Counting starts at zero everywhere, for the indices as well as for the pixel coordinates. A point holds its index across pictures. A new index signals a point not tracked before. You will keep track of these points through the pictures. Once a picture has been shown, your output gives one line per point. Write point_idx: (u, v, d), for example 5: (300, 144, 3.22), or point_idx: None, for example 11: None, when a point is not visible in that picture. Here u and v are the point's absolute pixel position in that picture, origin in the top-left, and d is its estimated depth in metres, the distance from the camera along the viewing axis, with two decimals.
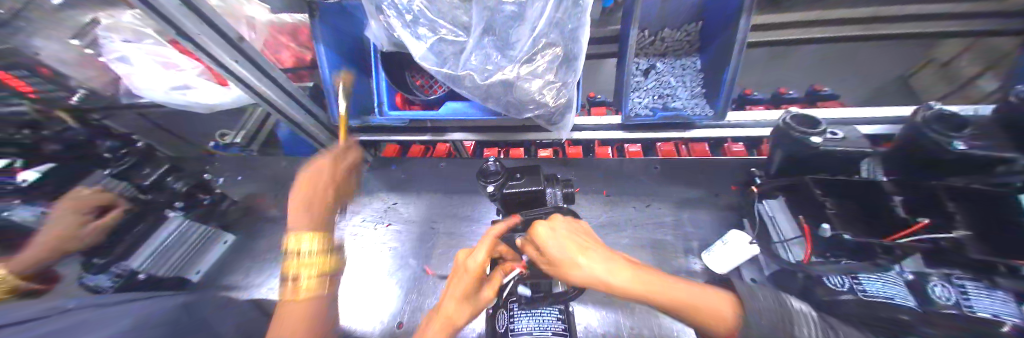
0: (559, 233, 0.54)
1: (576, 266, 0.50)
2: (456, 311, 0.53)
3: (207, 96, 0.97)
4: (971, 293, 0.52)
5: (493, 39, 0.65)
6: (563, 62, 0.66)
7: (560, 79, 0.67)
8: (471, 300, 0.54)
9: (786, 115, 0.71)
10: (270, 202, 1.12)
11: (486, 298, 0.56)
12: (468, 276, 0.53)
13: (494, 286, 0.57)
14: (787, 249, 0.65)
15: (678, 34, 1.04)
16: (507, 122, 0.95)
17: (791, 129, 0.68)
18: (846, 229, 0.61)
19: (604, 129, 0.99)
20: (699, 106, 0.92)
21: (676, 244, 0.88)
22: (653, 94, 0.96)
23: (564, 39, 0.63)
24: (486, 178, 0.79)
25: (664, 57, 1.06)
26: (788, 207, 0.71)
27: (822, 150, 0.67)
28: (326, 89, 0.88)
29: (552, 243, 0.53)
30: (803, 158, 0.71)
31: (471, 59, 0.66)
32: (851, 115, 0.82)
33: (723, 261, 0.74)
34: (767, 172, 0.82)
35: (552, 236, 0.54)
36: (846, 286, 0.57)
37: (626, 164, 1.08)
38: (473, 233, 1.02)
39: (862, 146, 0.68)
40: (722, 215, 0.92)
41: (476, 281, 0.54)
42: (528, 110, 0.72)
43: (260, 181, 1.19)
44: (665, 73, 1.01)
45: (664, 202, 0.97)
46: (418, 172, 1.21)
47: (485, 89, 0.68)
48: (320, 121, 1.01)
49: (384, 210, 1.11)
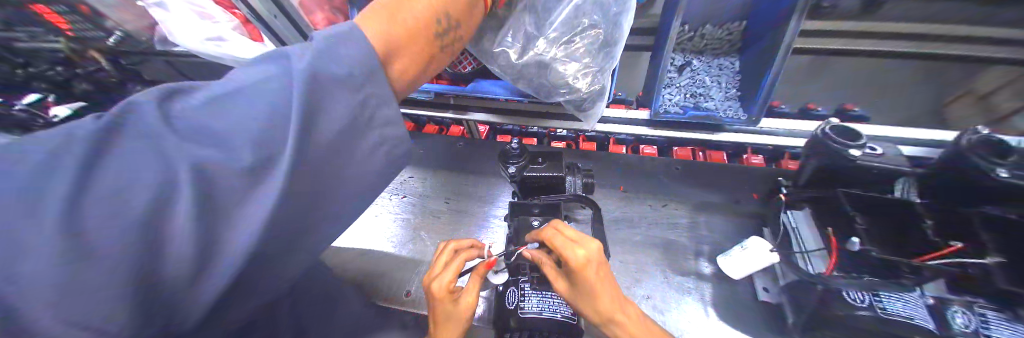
0: (587, 246, 0.54)
1: (609, 306, 0.54)
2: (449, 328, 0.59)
3: (240, 49, 1.00)
4: (992, 324, 0.55)
5: (532, 17, 0.63)
6: (602, 46, 0.65)
7: (598, 65, 0.66)
8: (451, 318, 0.60)
9: (823, 125, 0.69)
10: None
11: (467, 306, 0.60)
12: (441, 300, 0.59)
13: (473, 293, 0.62)
14: (808, 261, 0.64)
15: (719, 32, 1.02)
16: (533, 106, 0.94)
17: (830, 141, 0.66)
18: (879, 248, 0.60)
19: (629, 123, 0.96)
20: (733, 109, 0.90)
21: (688, 246, 0.88)
22: (686, 92, 0.94)
23: (606, 21, 0.62)
24: (508, 160, 0.79)
25: (701, 55, 1.03)
26: (811, 217, 0.70)
27: (857, 164, 0.65)
28: None
29: (573, 252, 0.53)
30: (837, 169, 0.69)
31: (508, 36, 0.64)
32: (890, 133, 0.79)
33: (739, 266, 0.74)
34: (794, 183, 0.81)
35: (576, 251, 0.53)
36: (865, 302, 0.56)
37: (646, 161, 1.07)
38: (484, 213, 1.03)
39: (901, 164, 0.65)
40: (740, 221, 0.91)
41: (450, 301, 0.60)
42: (559, 93, 0.69)
43: None
44: (701, 72, 0.98)
45: (681, 204, 0.96)
46: (435, 148, 1.22)
47: (519, 69, 0.66)
48: None
49: (399, 183, 1.12)
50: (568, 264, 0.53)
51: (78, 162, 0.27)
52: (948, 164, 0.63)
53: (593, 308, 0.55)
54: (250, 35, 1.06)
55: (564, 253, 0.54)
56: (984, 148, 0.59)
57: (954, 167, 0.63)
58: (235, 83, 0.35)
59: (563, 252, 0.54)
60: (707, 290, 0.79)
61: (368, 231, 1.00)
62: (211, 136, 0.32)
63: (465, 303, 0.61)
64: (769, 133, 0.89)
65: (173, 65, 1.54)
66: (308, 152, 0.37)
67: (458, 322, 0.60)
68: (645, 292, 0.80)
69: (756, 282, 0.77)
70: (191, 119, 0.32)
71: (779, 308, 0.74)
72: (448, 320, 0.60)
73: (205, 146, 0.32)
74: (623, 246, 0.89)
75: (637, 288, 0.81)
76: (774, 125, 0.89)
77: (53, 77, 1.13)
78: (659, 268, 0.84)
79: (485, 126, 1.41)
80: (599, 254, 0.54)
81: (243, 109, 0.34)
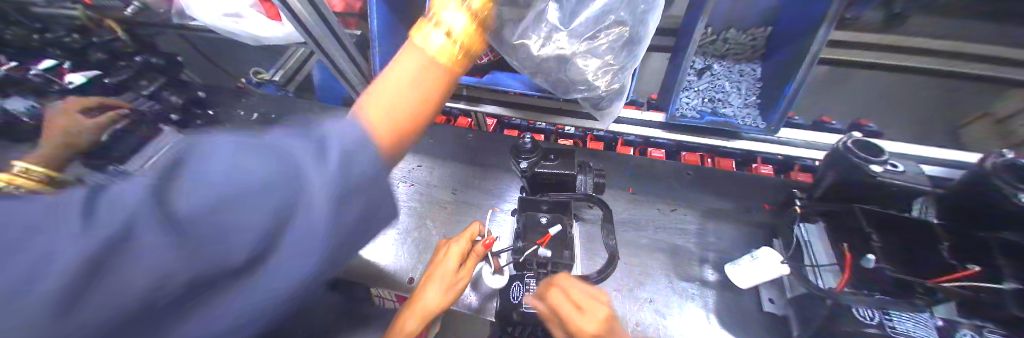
0: (589, 316, 0.52)
1: None
2: (443, 300, 0.60)
3: (257, 27, 0.99)
4: None
5: (556, 8, 0.61)
6: (626, 44, 0.63)
7: (619, 63, 0.64)
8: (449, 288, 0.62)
9: (844, 139, 0.68)
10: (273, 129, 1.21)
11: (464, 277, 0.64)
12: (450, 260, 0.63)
13: (468, 270, 0.65)
14: (819, 275, 0.64)
15: (742, 37, 1.00)
16: (546, 102, 0.93)
17: (851, 155, 0.65)
18: (892, 267, 0.59)
19: (643, 125, 0.95)
20: (750, 117, 0.88)
21: (694, 252, 0.87)
22: (704, 96, 0.92)
23: (633, 19, 0.60)
24: (520, 154, 0.78)
25: (722, 59, 1.01)
26: (825, 231, 0.69)
27: (877, 181, 0.64)
28: (374, 41, 0.89)
29: (585, 323, 0.52)
30: (856, 184, 0.67)
31: (530, 28, 0.63)
32: (912, 152, 0.77)
33: (747, 276, 0.73)
34: (808, 196, 0.80)
35: (589, 320, 0.52)
36: (876, 321, 0.56)
37: (656, 164, 1.06)
38: (490, 206, 1.03)
39: (920, 182, 0.64)
40: (748, 231, 0.90)
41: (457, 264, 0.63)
42: (577, 90, 0.68)
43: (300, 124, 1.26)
44: (721, 77, 0.96)
45: (691, 209, 0.95)
46: (444, 139, 1.22)
47: (538, 62, 0.65)
48: (360, 70, 0.99)
49: (407, 170, 1.12)
50: (573, 331, 0.53)
51: (63, 281, 0.20)
52: (971, 187, 0.62)
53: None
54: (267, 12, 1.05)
55: (574, 321, 0.53)
56: (1010, 173, 0.58)
57: (978, 189, 0.61)
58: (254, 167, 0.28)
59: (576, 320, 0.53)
60: (710, 297, 0.79)
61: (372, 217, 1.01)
62: (226, 216, 0.26)
63: (461, 279, 0.64)
64: (785, 143, 0.88)
65: (188, 39, 1.55)
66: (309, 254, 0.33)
67: (447, 293, 0.61)
68: (648, 295, 0.80)
69: (762, 293, 0.77)
70: (197, 188, 0.26)
71: (783, 320, 0.73)
72: (437, 288, 0.60)
73: (218, 224, 0.25)
74: (628, 248, 0.88)
75: (641, 291, 0.81)
76: (791, 135, 0.87)
77: (70, 45, 1.14)
78: (664, 273, 0.84)
79: (494, 119, 1.40)
80: (611, 320, 0.53)
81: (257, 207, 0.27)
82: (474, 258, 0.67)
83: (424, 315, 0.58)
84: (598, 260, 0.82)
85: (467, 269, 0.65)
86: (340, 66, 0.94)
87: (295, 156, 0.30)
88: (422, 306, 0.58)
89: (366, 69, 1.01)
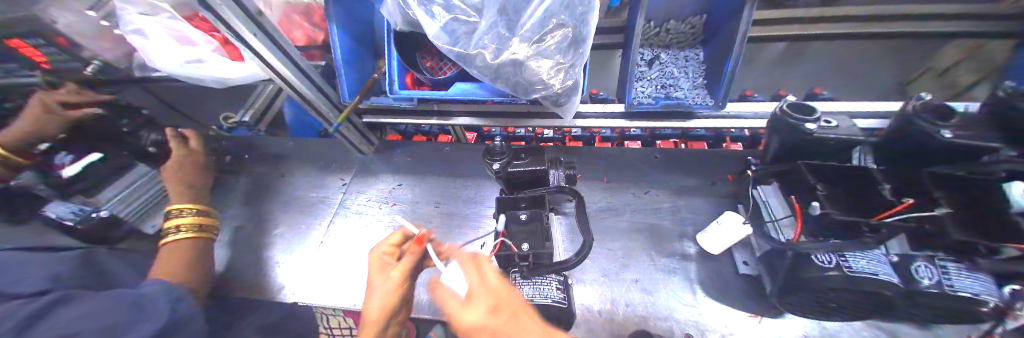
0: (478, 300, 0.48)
1: None
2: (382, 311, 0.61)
3: (220, 69, 1.01)
4: (952, 274, 0.57)
5: (505, 19, 0.67)
6: (572, 43, 0.67)
7: (569, 61, 0.69)
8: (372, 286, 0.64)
9: (780, 105, 0.74)
10: (260, 173, 1.25)
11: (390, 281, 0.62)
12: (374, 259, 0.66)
13: (401, 268, 0.63)
14: (779, 230, 0.69)
15: (682, 26, 1.08)
16: (513, 107, 0.99)
17: (787, 117, 0.71)
18: (838, 210, 0.64)
19: (606, 117, 1.00)
20: (701, 96, 0.95)
21: (673, 229, 0.91)
22: (656, 84, 0.99)
23: (574, 20, 0.64)
24: (492, 157, 0.82)
25: (668, 49, 1.10)
26: (779, 190, 0.76)
27: (815, 137, 0.71)
28: (337, 69, 0.93)
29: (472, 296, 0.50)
30: (799, 144, 0.74)
31: (484, 38, 0.67)
32: (848, 109, 0.84)
33: (718, 241, 0.78)
34: (762, 160, 0.86)
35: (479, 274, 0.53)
36: (833, 263, 0.59)
37: (627, 152, 1.11)
38: (474, 215, 1.05)
39: (854, 133, 0.71)
40: (719, 201, 0.95)
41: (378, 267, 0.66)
42: (535, 90, 0.73)
43: (280, 160, 1.29)
44: (669, 64, 1.05)
45: (662, 189, 1.00)
46: (422, 156, 1.24)
47: (496, 68, 0.70)
48: (330, 99, 1.01)
49: (389, 191, 1.14)
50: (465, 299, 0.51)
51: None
52: (900, 131, 0.69)
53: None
54: None
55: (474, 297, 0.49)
56: (927, 113, 0.64)
57: (904, 132, 0.68)
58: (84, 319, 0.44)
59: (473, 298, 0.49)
60: (691, 268, 0.83)
61: (357, 243, 1.01)
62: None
63: (390, 281, 0.62)
64: (737, 116, 0.94)
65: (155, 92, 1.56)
66: None
67: (389, 297, 0.61)
68: (634, 276, 0.83)
69: (736, 257, 0.82)
70: (55, 322, 0.41)
71: (759, 279, 0.78)
72: (375, 296, 0.62)
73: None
74: (610, 233, 0.92)
75: (626, 273, 0.84)
76: (740, 108, 0.94)
77: None
78: (646, 252, 0.88)
79: (472, 133, 1.44)
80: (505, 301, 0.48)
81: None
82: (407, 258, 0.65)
83: (375, 322, 0.60)
84: (576, 248, 0.85)
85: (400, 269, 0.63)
86: (307, 97, 0.94)
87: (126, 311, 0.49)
88: (371, 315, 0.60)
89: (335, 98, 1.03)
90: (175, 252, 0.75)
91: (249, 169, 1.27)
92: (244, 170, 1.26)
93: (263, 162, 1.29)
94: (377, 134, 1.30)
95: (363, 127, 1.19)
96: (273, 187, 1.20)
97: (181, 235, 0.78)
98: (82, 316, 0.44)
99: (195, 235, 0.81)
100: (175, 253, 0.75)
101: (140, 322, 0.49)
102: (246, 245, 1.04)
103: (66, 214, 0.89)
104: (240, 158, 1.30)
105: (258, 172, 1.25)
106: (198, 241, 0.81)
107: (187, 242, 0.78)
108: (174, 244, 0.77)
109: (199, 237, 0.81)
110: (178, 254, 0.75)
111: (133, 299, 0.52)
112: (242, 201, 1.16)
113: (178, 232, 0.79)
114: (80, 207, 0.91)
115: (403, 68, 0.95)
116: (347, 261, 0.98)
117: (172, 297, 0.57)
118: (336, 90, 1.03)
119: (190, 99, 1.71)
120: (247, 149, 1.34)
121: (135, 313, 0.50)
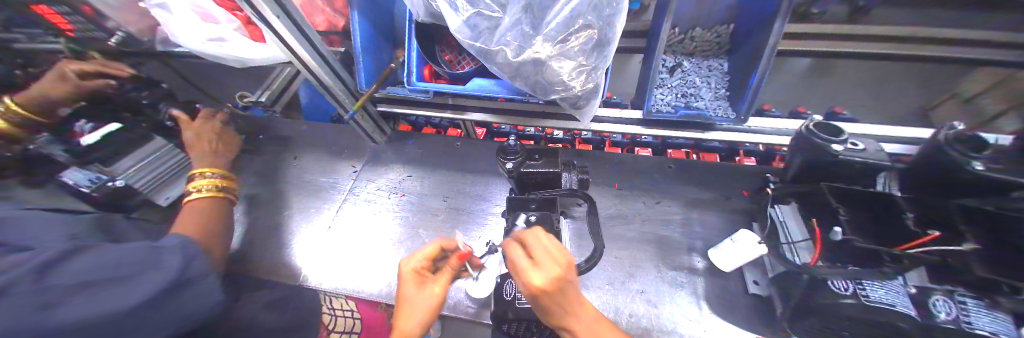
0: (543, 270, 0.54)
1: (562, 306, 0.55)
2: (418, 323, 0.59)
3: (241, 49, 1.02)
4: (972, 311, 0.53)
5: (530, 17, 0.66)
6: (596, 45, 0.66)
7: (592, 63, 0.68)
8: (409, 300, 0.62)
9: (807, 123, 0.72)
10: (274, 154, 1.27)
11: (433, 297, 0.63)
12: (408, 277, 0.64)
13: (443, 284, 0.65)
14: (795, 252, 0.67)
15: (708, 35, 1.07)
16: (528, 107, 0.98)
17: (814, 137, 0.69)
18: (859, 237, 0.62)
19: (622, 123, 0.98)
20: (722, 108, 0.93)
21: (681, 242, 0.90)
22: (677, 92, 0.98)
23: (601, 22, 0.63)
24: (505, 156, 0.81)
25: (692, 57, 1.07)
26: (797, 211, 0.74)
27: (841, 159, 0.68)
28: (356, 56, 0.93)
29: (534, 274, 0.54)
30: (823, 165, 0.71)
31: (507, 35, 0.66)
32: (875, 132, 0.81)
33: (729, 258, 0.77)
34: (782, 178, 0.84)
35: (541, 242, 0.58)
36: (850, 290, 0.56)
37: (639, 160, 1.10)
38: (482, 211, 1.05)
39: (883, 158, 0.68)
40: (731, 217, 0.93)
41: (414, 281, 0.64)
42: (554, 91, 0.71)
43: (294, 143, 1.30)
44: (691, 73, 1.02)
45: (674, 201, 0.99)
46: (432, 149, 1.24)
47: (516, 66, 0.69)
48: (347, 86, 1.01)
49: (398, 182, 1.14)
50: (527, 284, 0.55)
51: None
52: (931, 160, 0.66)
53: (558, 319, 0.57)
54: (250, 35, 1.08)
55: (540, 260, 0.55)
56: (960, 142, 0.62)
57: (934, 160, 0.65)
58: (100, 269, 0.43)
59: (539, 262, 0.55)
60: (697, 283, 0.82)
61: (365, 231, 1.02)
62: (83, 290, 0.41)
63: (431, 296, 0.63)
64: (757, 131, 0.91)
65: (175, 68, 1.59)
66: (149, 308, 0.46)
67: (428, 311, 0.61)
68: (639, 287, 0.82)
69: (746, 276, 0.80)
70: (69, 271, 0.41)
71: (769, 300, 0.76)
72: (414, 311, 0.60)
73: (74, 296, 0.40)
74: (616, 241, 0.91)
75: (631, 283, 0.83)
76: (761, 124, 0.91)
77: None
78: (654, 263, 0.86)
79: (483, 129, 1.43)
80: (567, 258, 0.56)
81: (88, 297, 0.40)
82: (446, 273, 0.67)
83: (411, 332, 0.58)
84: (581, 254, 0.85)
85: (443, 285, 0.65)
86: (325, 83, 0.94)
87: (141, 262, 0.48)
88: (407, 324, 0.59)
89: (352, 85, 1.03)
90: (194, 209, 0.77)
91: (263, 150, 1.28)
92: (258, 150, 1.28)
93: (277, 144, 1.30)
94: (390, 124, 1.30)
95: (376, 115, 1.19)
96: (286, 169, 1.22)
97: (202, 193, 0.80)
98: (93, 265, 0.43)
99: (215, 194, 0.82)
100: (195, 210, 0.76)
101: (153, 274, 0.48)
102: (258, 224, 1.06)
103: (84, 181, 0.89)
104: (255, 138, 1.32)
105: (272, 154, 1.27)
106: (219, 201, 0.82)
107: (206, 200, 0.80)
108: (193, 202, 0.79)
109: (217, 197, 0.82)
110: (197, 210, 0.77)
111: (149, 249, 0.50)
112: (255, 181, 1.18)
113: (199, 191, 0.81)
114: (97, 176, 0.93)
115: (421, 60, 0.95)
116: (354, 248, 0.98)
117: (190, 254, 0.55)
118: (353, 77, 1.03)
119: (207, 77, 1.73)
120: (261, 129, 1.35)
121: (150, 266, 0.48)
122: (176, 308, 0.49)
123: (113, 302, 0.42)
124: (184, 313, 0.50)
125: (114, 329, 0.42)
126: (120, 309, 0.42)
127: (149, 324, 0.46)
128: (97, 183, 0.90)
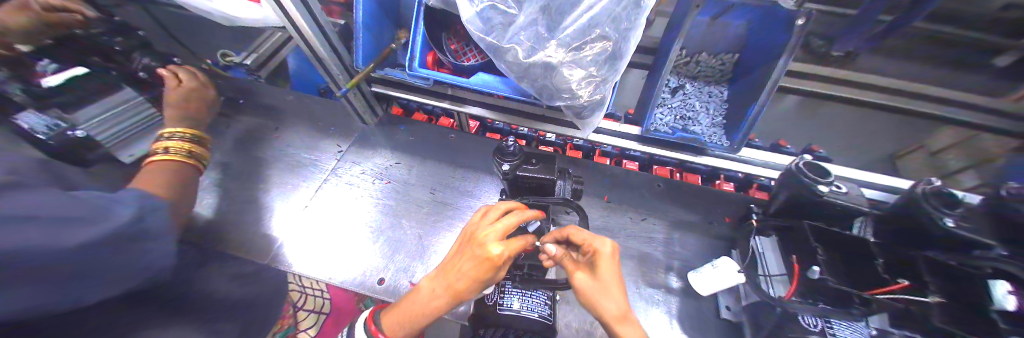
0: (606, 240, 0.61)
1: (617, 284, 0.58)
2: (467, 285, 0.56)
3: (230, 6, 0.94)
4: None
5: (546, 20, 0.65)
6: (609, 58, 0.65)
7: (602, 75, 0.66)
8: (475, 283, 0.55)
9: (798, 161, 0.74)
10: (254, 122, 1.19)
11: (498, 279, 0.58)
12: (485, 263, 0.53)
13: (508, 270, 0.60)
14: (771, 284, 0.69)
15: (712, 61, 1.10)
16: (529, 109, 0.95)
17: (801, 174, 0.71)
18: (835, 275, 0.63)
19: (621, 136, 0.97)
20: (716, 135, 0.95)
21: (662, 261, 0.91)
22: (676, 114, 0.99)
23: (617, 34, 0.62)
24: (503, 157, 0.79)
25: (694, 81, 1.10)
26: (777, 245, 0.75)
27: (823, 200, 0.70)
28: (357, 31, 0.89)
29: (600, 245, 0.59)
30: (807, 203, 0.74)
31: (520, 34, 0.64)
32: (855, 176, 0.85)
33: (708, 283, 0.79)
34: (765, 211, 0.86)
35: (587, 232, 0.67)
36: (818, 327, 0.63)
37: (631, 175, 1.11)
38: (469, 208, 1.03)
39: (862, 204, 0.71)
40: (712, 242, 0.96)
41: (488, 268, 0.54)
42: (560, 98, 0.69)
43: (277, 112, 1.23)
44: (692, 96, 1.05)
45: (660, 219, 1.00)
46: (424, 139, 1.19)
47: (525, 67, 0.66)
48: (343, 62, 0.96)
49: (385, 168, 1.10)
50: (594, 254, 0.59)
51: None
52: (909, 212, 0.68)
53: (609, 303, 0.57)
54: None
55: (592, 243, 0.59)
56: (936, 199, 0.65)
57: (911, 212, 0.68)
58: (50, 205, 0.37)
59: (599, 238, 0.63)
60: (673, 303, 0.84)
61: (345, 214, 0.98)
62: (34, 221, 0.35)
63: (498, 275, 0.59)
64: (747, 161, 0.93)
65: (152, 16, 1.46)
66: (96, 258, 0.40)
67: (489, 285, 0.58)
68: None
69: (720, 301, 0.82)
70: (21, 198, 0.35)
71: (739, 326, 0.79)
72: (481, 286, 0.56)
73: (17, 228, 0.33)
74: None
75: None
76: (751, 154, 0.93)
77: None
78: (633, 279, 0.87)
79: (477, 122, 1.39)
80: None
81: (36, 230, 0.34)
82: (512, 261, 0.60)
83: (457, 290, 0.56)
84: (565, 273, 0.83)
85: (499, 269, 0.56)
86: (319, 55, 0.89)
87: (93, 206, 0.42)
88: (456, 283, 0.56)
89: (349, 61, 0.98)
90: (157, 171, 0.70)
91: (243, 116, 1.20)
92: (236, 115, 1.20)
93: (260, 111, 1.23)
94: (382, 105, 1.24)
95: (371, 96, 1.14)
96: (265, 140, 1.15)
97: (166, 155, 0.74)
98: (43, 200, 0.37)
99: (180, 158, 0.75)
100: (159, 172, 0.70)
101: (106, 222, 0.42)
102: (229, 196, 0.99)
103: (40, 127, 0.79)
104: (232, 103, 1.23)
105: (252, 122, 1.19)
106: (185, 166, 0.75)
107: (170, 163, 0.74)
108: (158, 164, 0.73)
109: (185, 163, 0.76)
110: (161, 171, 0.71)
111: (101, 197, 0.44)
112: (229, 149, 1.10)
113: (165, 152, 0.75)
114: (55, 123, 0.82)
115: (426, 46, 0.90)
116: (331, 232, 0.94)
117: (148, 206, 0.49)
118: (351, 53, 0.98)
119: (189, 32, 1.62)
120: (241, 93, 1.26)
121: (103, 211, 0.43)
122: (124, 262, 0.43)
123: (55, 238, 0.35)
124: (128, 270, 0.44)
125: (48, 273, 0.35)
126: (60, 249, 0.36)
127: (88, 275, 0.39)
128: (56, 130, 0.80)
